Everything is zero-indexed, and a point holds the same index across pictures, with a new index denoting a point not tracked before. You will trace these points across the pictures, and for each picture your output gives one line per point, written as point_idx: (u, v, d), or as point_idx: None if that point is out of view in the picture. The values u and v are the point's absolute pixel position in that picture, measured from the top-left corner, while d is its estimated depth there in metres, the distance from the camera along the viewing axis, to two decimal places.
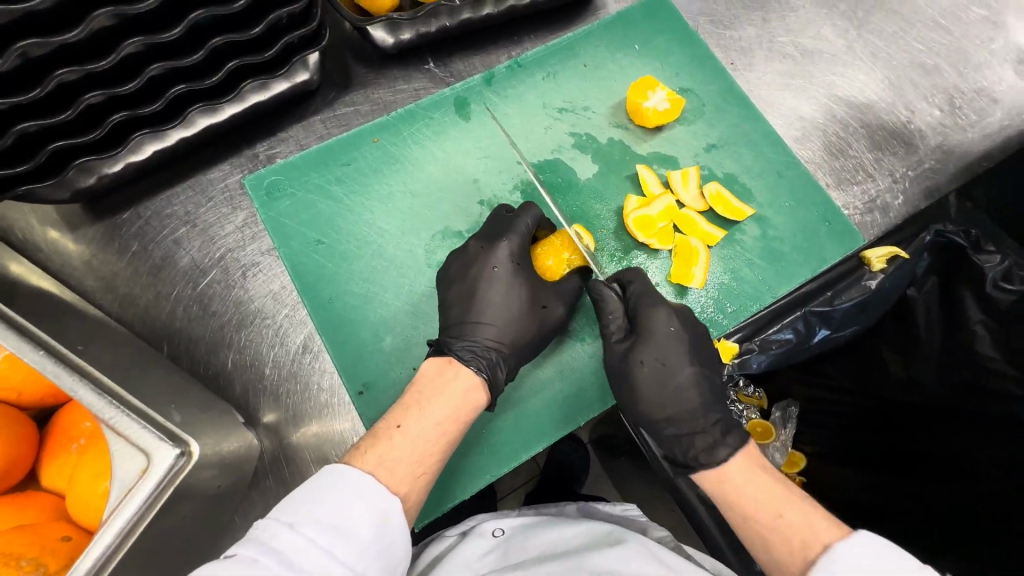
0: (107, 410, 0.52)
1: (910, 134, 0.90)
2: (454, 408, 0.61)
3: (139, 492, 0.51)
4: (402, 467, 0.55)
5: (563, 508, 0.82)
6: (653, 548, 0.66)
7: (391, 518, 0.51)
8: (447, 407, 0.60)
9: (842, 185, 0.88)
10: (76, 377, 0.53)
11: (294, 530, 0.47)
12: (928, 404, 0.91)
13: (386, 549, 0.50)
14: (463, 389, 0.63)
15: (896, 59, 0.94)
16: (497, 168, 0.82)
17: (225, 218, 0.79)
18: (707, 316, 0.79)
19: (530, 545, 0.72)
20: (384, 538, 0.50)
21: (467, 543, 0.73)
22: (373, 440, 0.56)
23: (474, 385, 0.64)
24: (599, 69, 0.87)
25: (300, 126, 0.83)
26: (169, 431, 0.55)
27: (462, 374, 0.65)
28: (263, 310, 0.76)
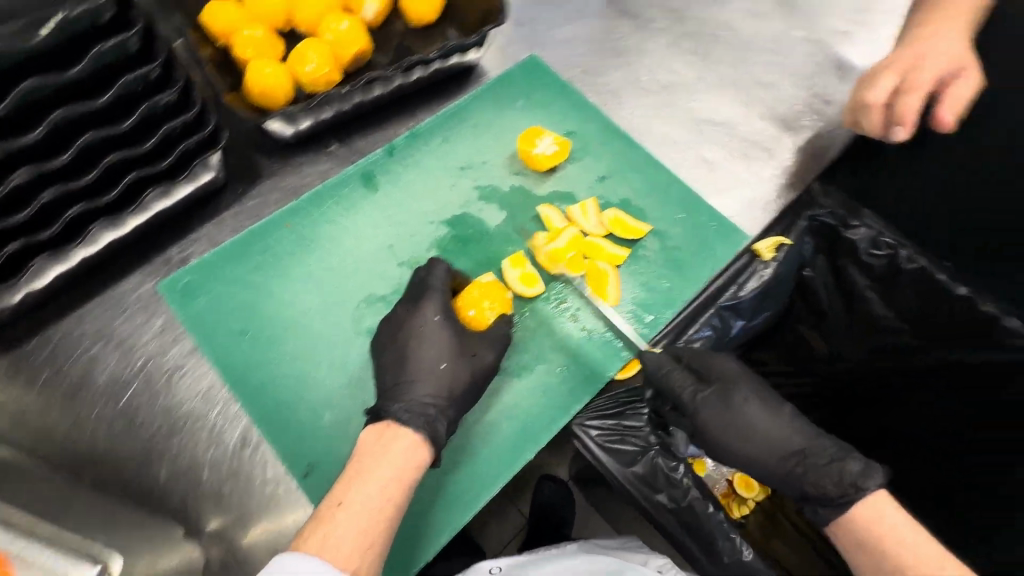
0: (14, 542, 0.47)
1: (768, 139, 1.04)
2: (397, 471, 0.62)
3: None
4: (347, 544, 0.55)
5: (563, 548, 0.82)
6: None
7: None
8: (389, 471, 0.61)
9: (722, 192, 0.99)
10: None
11: None
12: (861, 377, 1.09)
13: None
14: (404, 449, 0.64)
15: (741, 81, 1.09)
16: (410, 231, 0.86)
17: (142, 326, 0.77)
18: (631, 329, 0.83)
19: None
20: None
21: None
22: (316, 523, 0.56)
23: (414, 444, 0.65)
24: (490, 127, 0.96)
25: (212, 223, 0.84)
26: (91, 552, 0.50)
27: (401, 436, 0.65)
28: (194, 412, 0.74)
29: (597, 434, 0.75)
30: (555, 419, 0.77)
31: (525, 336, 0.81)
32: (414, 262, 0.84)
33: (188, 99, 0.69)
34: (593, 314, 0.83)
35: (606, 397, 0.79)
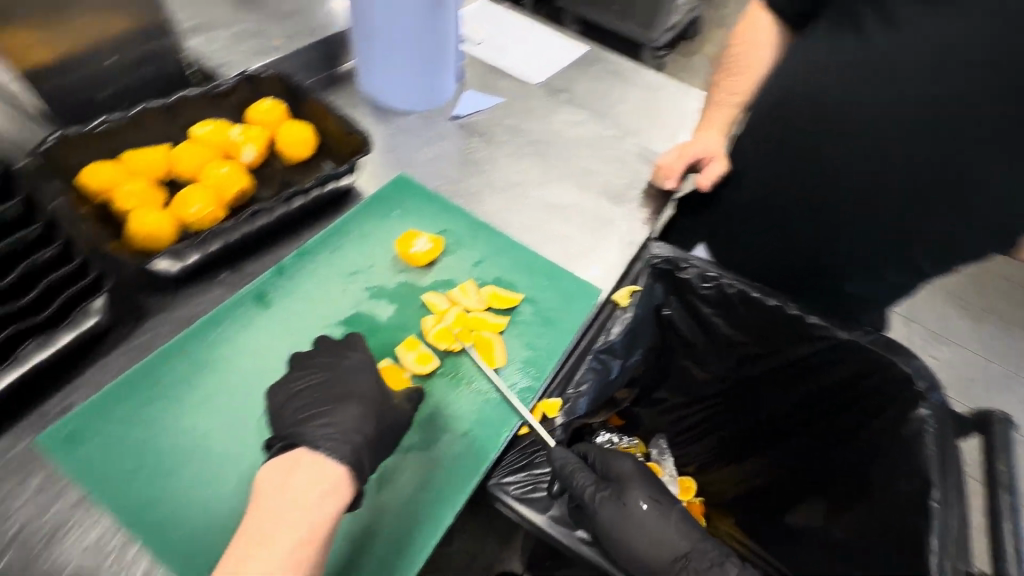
0: None
1: (605, 211, 1.28)
2: (308, 530, 0.63)
3: None
4: None
5: None
6: None
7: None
8: (298, 533, 0.62)
9: (579, 258, 1.19)
10: None
11: None
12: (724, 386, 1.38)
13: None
14: (318, 497, 0.66)
15: (576, 172, 1.37)
16: (307, 336, 0.93)
17: (16, 489, 0.73)
18: (523, 384, 0.95)
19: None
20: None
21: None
22: None
23: (330, 476, 0.69)
24: (372, 235, 1.09)
25: (95, 366, 0.84)
26: None
27: (305, 468, 0.70)
28: (82, 570, 0.69)
29: (512, 489, 0.87)
30: (467, 478, 0.85)
31: (428, 410, 0.91)
32: None
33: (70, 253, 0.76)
34: (487, 377, 0.95)
35: (515, 451, 0.90)
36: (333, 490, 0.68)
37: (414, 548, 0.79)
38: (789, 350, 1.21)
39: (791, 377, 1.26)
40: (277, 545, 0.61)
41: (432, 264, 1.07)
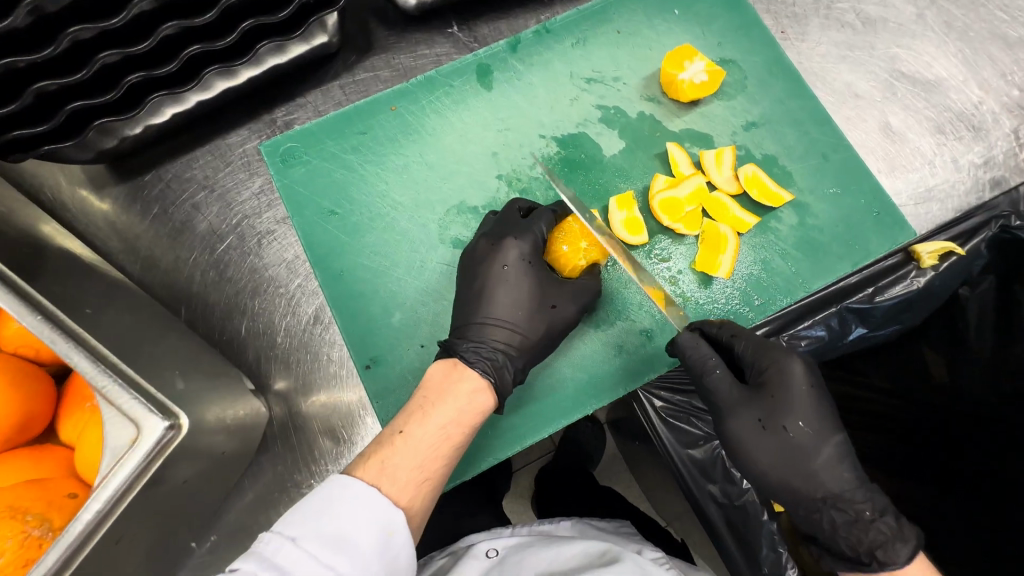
0: (99, 379, 0.49)
1: (979, 117, 0.81)
2: (458, 412, 0.59)
3: (128, 462, 0.48)
4: (403, 474, 0.54)
5: (558, 524, 0.84)
6: (646, 566, 0.70)
7: (397, 531, 0.50)
8: (451, 411, 0.59)
9: (895, 172, 0.80)
10: (70, 343, 0.50)
11: (296, 544, 0.47)
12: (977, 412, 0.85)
13: (389, 564, 0.49)
14: (468, 392, 0.61)
15: (973, 30, 0.84)
16: (517, 141, 0.78)
17: (242, 184, 0.78)
18: (733, 307, 0.74)
19: (528, 562, 0.74)
20: (390, 550, 0.49)
21: (462, 564, 0.75)
22: (376, 446, 0.56)
23: (480, 387, 0.62)
24: (633, 35, 0.81)
25: (319, 92, 0.80)
26: (160, 403, 0.51)
27: (468, 376, 0.62)
28: (277, 279, 0.76)
29: (659, 406, 0.75)
30: (627, 380, 0.72)
31: (614, 287, 0.74)
32: (514, 177, 0.77)
33: None
34: (696, 280, 0.74)
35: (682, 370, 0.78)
36: (478, 386, 0.62)
37: (545, 419, 0.71)
38: None
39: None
40: (434, 429, 0.57)
41: (693, 104, 0.78)
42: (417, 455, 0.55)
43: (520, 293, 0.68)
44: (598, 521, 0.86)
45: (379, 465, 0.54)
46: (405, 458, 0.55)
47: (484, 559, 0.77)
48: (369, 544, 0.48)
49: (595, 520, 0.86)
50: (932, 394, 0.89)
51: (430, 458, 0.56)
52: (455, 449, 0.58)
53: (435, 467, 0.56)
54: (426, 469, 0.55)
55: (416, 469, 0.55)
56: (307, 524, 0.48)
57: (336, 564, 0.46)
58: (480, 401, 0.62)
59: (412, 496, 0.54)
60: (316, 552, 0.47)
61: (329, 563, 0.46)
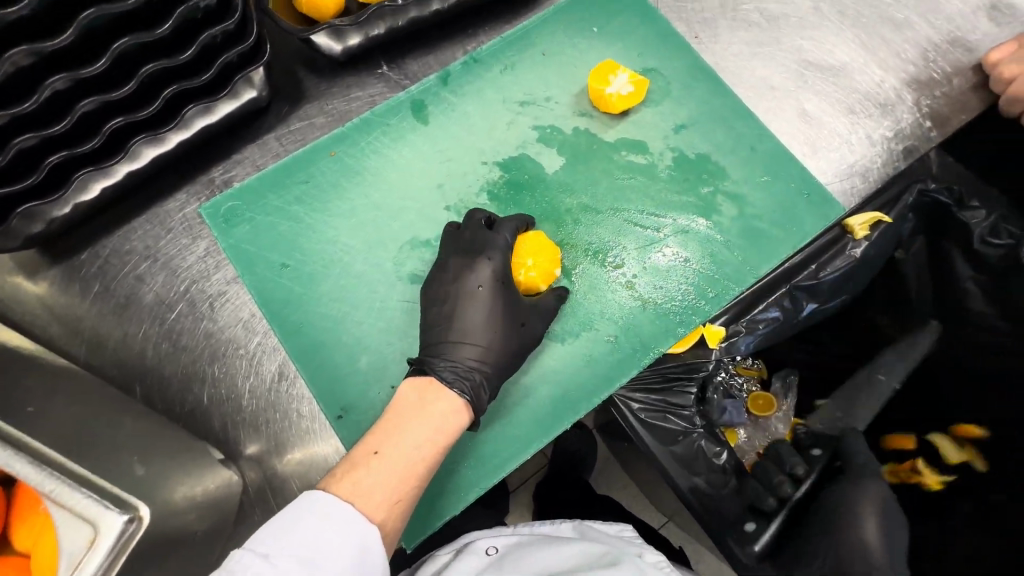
0: (44, 482, 0.48)
1: (885, 95, 0.88)
2: (435, 431, 0.59)
3: (86, 566, 0.46)
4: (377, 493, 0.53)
5: (559, 527, 0.83)
6: (647, 568, 0.70)
7: (369, 549, 0.51)
8: (428, 430, 0.59)
9: (819, 154, 0.85)
10: (11, 451, 0.49)
11: (267, 562, 0.47)
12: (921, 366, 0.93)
13: None
14: (445, 411, 0.61)
15: (864, 16, 0.91)
16: (461, 170, 0.79)
17: (186, 249, 0.76)
18: (691, 302, 0.76)
19: (525, 559, 0.73)
20: (361, 567, 0.50)
21: (459, 559, 0.75)
22: (351, 466, 0.55)
23: (456, 408, 0.62)
24: (558, 55, 0.84)
25: (256, 146, 0.80)
26: (115, 496, 0.49)
27: (446, 396, 0.62)
28: (235, 340, 0.74)
29: (638, 408, 0.77)
30: (601, 390, 0.72)
31: (574, 299, 0.75)
32: (462, 205, 0.78)
33: (230, 3, 0.62)
34: (653, 282, 0.76)
35: (653, 369, 0.78)
36: (459, 407, 0.63)
37: (524, 441, 0.71)
38: None
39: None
40: (406, 451, 0.57)
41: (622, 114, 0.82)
42: (384, 476, 0.55)
43: (484, 320, 0.69)
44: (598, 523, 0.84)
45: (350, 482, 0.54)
46: (375, 481, 0.54)
47: (484, 555, 0.77)
48: (339, 567, 0.49)
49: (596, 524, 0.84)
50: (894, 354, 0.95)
51: (401, 482, 0.55)
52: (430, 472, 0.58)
53: (405, 490, 0.56)
54: (396, 493, 0.55)
55: (387, 493, 0.54)
56: (274, 540, 0.49)
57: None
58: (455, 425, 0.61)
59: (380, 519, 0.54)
60: (280, 572, 0.47)
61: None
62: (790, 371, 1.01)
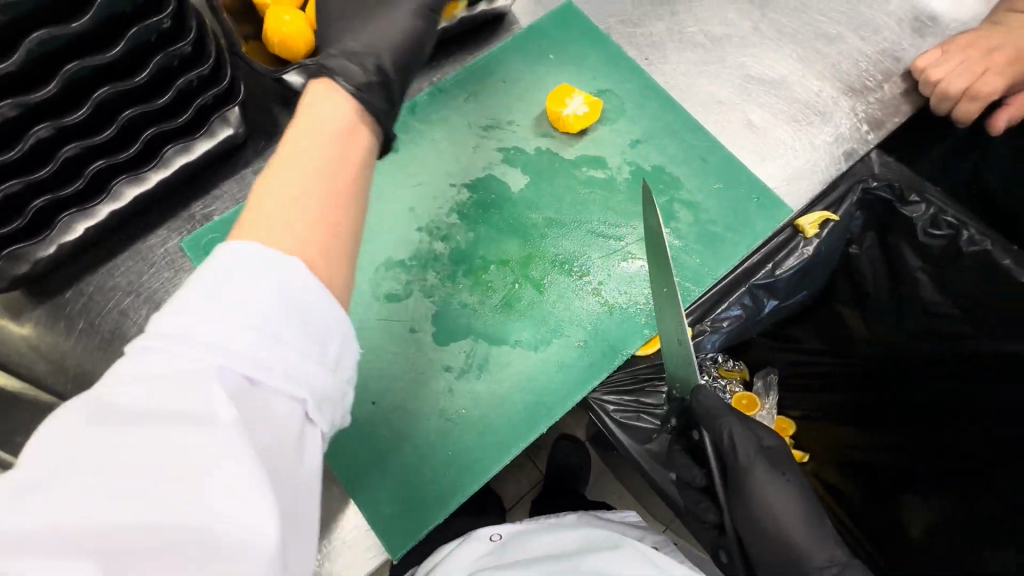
0: None
1: (823, 103, 0.94)
2: (336, 121, 0.56)
3: None
4: (298, 221, 0.47)
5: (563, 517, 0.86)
6: (646, 551, 0.71)
7: (297, 278, 0.45)
8: (328, 121, 0.55)
9: (767, 161, 0.91)
10: None
11: (178, 321, 0.41)
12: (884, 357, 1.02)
13: (296, 304, 0.44)
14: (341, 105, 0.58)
15: (800, 32, 0.98)
16: (432, 194, 0.84)
17: (169, 282, 0.79)
18: (655, 305, 0.80)
19: (530, 546, 0.76)
20: (294, 291, 0.44)
21: (463, 547, 0.78)
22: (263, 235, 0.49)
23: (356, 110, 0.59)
24: (518, 82, 0.90)
25: (234, 181, 0.83)
26: None
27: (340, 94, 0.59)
28: None
29: (613, 410, 0.80)
30: (573, 393, 0.76)
31: (543, 309, 0.80)
32: (433, 226, 0.83)
33: (204, 49, 0.66)
34: (617, 288, 0.81)
35: (625, 371, 0.82)
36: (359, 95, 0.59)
37: (504, 447, 0.74)
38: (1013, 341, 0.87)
39: (994, 373, 0.90)
40: (321, 142, 0.52)
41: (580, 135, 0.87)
42: (302, 161, 0.50)
43: None
44: (602, 513, 0.87)
45: (262, 209, 0.47)
46: (296, 188, 0.49)
47: (490, 541, 0.79)
48: (267, 285, 0.43)
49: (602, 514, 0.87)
50: (863, 347, 1.04)
51: (325, 170, 0.51)
52: (355, 158, 0.54)
53: (332, 176, 0.51)
54: (323, 182, 0.50)
55: (314, 182, 0.50)
56: (184, 309, 0.42)
57: (225, 318, 0.41)
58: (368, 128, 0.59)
59: (321, 238, 0.48)
60: (203, 310, 0.41)
61: (221, 318, 0.41)
62: (769, 371, 1.13)
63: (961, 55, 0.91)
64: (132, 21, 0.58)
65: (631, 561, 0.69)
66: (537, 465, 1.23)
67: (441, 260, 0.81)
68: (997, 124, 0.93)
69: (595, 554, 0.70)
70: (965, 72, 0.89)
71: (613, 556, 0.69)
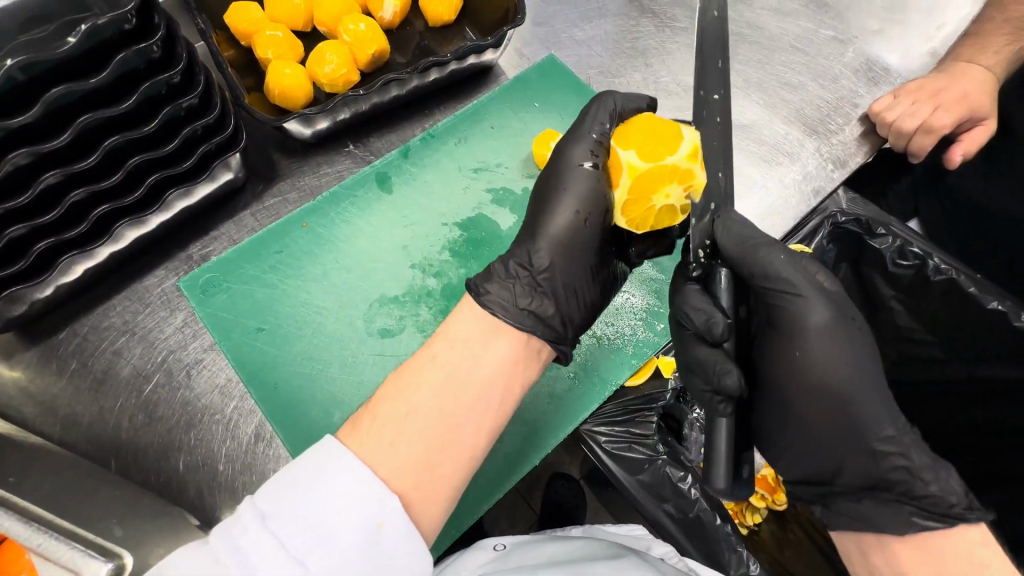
0: (34, 537, 0.53)
1: (790, 144, 1.01)
2: (468, 363, 0.61)
3: None
4: (401, 452, 0.54)
5: (569, 532, 0.85)
6: (650, 559, 0.71)
7: (385, 524, 0.50)
8: (458, 358, 0.61)
9: (742, 197, 0.97)
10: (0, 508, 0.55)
11: (268, 526, 0.47)
12: None
13: (372, 555, 0.48)
14: (481, 329, 0.65)
15: (764, 82, 1.07)
16: (424, 233, 0.88)
17: (164, 321, 0.80)
18: (642, 337, 0.84)
19: (533, 553, 0.76)
20: (376, 542, 0.49)
21: (465, 554, 0.77)
22: (371, 423, 0.56)
23: (503, 352, 0.64)
24: (506, 128, 0.96)
25: (232, 223, 0.86)
26: (101, 547, 0.54)
27: (475, 312, 0.66)
28: (211, 406, 0.77)
29: (604, 441, 0.81)
30: (565, 424, 0.79)
31: None
32: (426, 263, 0.86)
33: (210, 101, 0.71)
34: (604, 321, 0.84)
35: (614, 403, 0.83)
36: (510, 351, 0.64)
37: (497, 478, 0.76)
38: (985, 365, 0.91)
39: (963, 397, 0.94)
40: (443, 364, 0.60)
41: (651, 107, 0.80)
42: (427, 383, 0.59)
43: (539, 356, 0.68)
44: (606, 527, 0.87)
45: (375, 425, 0.56)
46: (406, 416, 0.56)
47: (494, 550, 0.78)
48: (351, 524, 0.48)
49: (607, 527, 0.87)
50: None
51: (442, 400, 0.58)
52: (476, 387, 0.60)
53: (446, 407, 0.58)
54: (436, 412, 0.57)
55: (428, 416, 0.57)
56: (280, 505, 0.49)
57: (306, 559, 0.46)
58: (510, 349, 0.64)
59: (410, 478, 0.54)
60: (288, 543, 0.47)
61: (301, 557, 0.46)
62: None
63: (913, 96, 0.98)
64: (146, 74, 0.62)
65: (634, 563, 0.69)
66: (531, 506, 1.21)
67: (433, 295, 0.84)
68: (954, 156, 0.99)
69: (597, 561, 0.69)
70: (919, 111, 0.96)
71: (617, 561, 0.69)
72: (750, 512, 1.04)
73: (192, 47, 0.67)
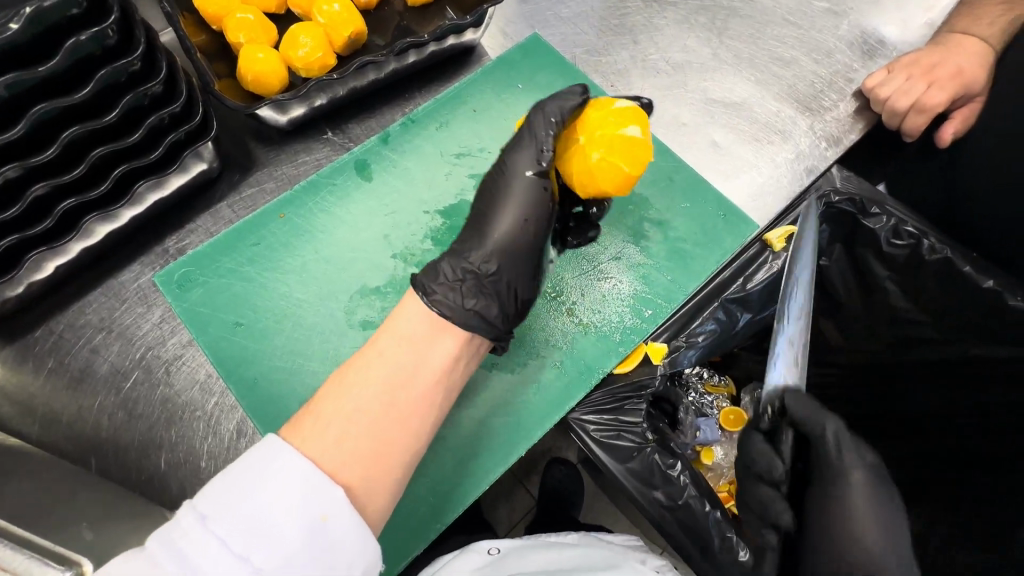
0: None
1: (783, 122, 0.98)
2: (412, 353, 0.62)
3: None
4: (347, 445, 0.54)
5: (566, 537, 0.84)
6: None
7: (333, 515, 0.49)
8: (402, 349, 0.62)
9: (732, 177, 0.95)
10: None
11: (207, 524, 0.47)
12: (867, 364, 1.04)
13: (323, 548, 0.48)
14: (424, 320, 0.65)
15: (757, 57, 1.03)
16: (405, 221, 0.86)
17: (141, 317, 0.78)
18: (628, 323, 0.83)
19: (528, 562, 0.75)
20: (326, 534, 0.49)
21: (459, 558, 0.76)
22: (312, 421, 0.56)
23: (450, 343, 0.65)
24: (488, 110, 0.93)
25: (209, 215, 0.84)
26: (58, 555, 0.49)
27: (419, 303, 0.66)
28: (192, 403, 0.75)
29: (593, 429, 0.80)
30: (550, 414, 0.78)
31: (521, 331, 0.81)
32: (408, 252, 0.84)
33: (175, 89, 0.68)
34: (590, 308, 0.83)
35: (603, 391, 0.81)
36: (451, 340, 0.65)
37: (481, 473, 0.75)
38: (977, 346, 0.90)
39: (953, 377, 0.93)
40: (387, 358, 0.61)
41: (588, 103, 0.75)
42: (371, 375, 0.59)
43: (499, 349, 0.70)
44: (604, 534, 0.86)
45: (318, 421, 0.56)
46: (351, 410, 0.57)
47: (487, 554, 0.78)
48: (297, 519, 0.48)
49: (603, 534, 0.86)
50: None
51: (386, 392, 0.59)
52: (420, 378, 0.61)
53: (390, 398, 0.59)
54: (383, 405, 0.58)
55: (372, 411, 0.57)
56: (216, 505, 0.48)
57: (250, 555, 0.46)
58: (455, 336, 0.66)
59: (360, 469, 0.54)
60: (228, 541, 0.46)
61: (243, 554, 0.46)
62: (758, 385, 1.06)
63: (907, 70, 0.95)
64: (103, 59, 0.59)
65: None
66: (528, 491, 1.21)
67: None
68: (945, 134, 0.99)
69: None
70: (912, 88, 0.93)
71: None
72: (743, 496, 1.05)
73: (152, 31, 0.64)
